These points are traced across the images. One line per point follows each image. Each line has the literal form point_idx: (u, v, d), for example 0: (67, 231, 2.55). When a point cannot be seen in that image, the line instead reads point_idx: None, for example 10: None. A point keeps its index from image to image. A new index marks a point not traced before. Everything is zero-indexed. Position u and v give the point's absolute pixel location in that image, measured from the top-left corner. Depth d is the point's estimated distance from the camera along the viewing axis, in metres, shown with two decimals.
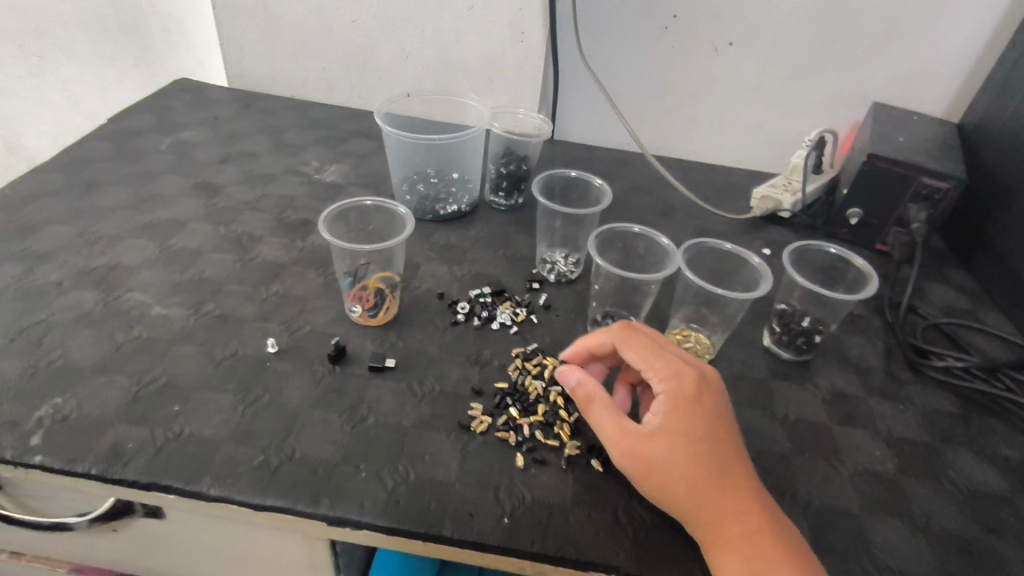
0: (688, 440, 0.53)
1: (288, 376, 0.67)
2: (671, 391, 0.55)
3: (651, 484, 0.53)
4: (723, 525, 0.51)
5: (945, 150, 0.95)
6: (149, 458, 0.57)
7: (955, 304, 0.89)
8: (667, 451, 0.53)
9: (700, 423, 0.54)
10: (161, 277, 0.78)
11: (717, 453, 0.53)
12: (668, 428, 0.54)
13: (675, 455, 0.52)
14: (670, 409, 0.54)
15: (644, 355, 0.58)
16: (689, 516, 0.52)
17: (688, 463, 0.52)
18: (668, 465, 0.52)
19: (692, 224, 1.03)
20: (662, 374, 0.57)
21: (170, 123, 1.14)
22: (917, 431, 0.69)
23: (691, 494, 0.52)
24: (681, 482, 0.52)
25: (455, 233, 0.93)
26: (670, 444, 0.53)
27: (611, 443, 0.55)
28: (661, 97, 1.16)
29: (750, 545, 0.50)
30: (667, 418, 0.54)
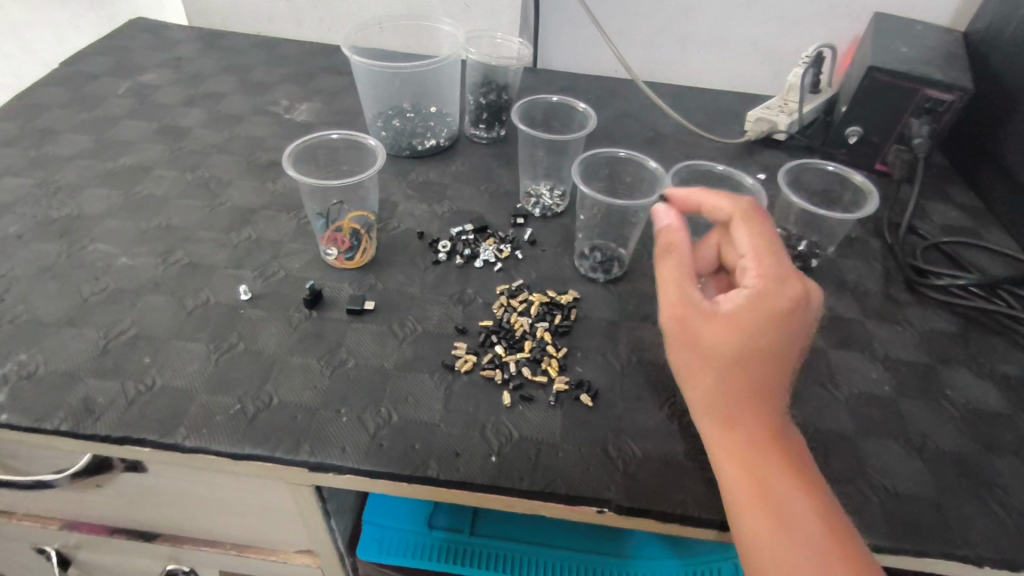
0: (744, 345, 0.48)
1: (264, 323, 0.64)
2: (762, 293, 0.48)
3: (687, 361, 0.51)
4: (738, 433, 0.49)
5: (950, 59, 0.89)
6: (121, 411, 0.55)
7: (956, 223, 0.86)
8: (722, 343, 0.48)
9: (771, 337, 0.48)
10: (126, 226, 0.74)
11: (774, 369, 0.48)
12: (733, 326, 0.48)
13: (722, 352, 0.48)
14: (747, 306, 0.48)
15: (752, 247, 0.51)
16: (709, 410, 0.50)
17: (731, 365, 0.48)
18: (712, 350, 0.49)
19: (684, 151, 0.98)
20: (762, 271, 0.50)
21: (128, 65, 1.07)
22: (915, 353, 0.67)
23: (719, 394, 0.49)
24: (713, 377, 0.49)
25: (435, 169, 0.88)
26: (729, 339, 0.48)
27: (667, 302, 0.52)
28: (649, 15, 1.09)
29: (760, 463, 0.48)
30: (737, 315, 0.48)
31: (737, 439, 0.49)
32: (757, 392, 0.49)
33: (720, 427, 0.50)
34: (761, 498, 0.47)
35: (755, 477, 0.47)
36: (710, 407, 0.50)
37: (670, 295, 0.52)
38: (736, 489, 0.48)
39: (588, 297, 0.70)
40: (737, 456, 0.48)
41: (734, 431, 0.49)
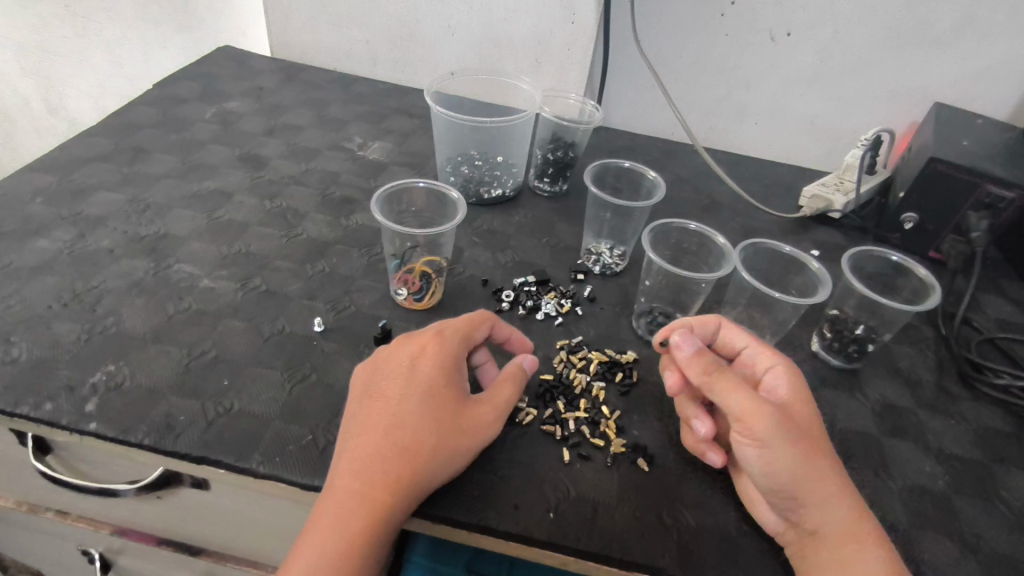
0: (815, 422, 0.54)
1: (335, 357, 0.67)
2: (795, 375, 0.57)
3: (790, 448, 0.50)
4: (847, 511, 0.51)
5: (1011, 156, 0.91)
6: (201, 432, 0.57)
7: (1010, 318, 0.87)
8: (807, 421, 0.53)
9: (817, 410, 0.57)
10: (209, 249, 0.78)
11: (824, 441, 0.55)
12: (804, 401, 0.55)
13: (811, 428, 0.53)
14: (797, 386, 0.56)
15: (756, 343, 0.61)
16: (813, 494, 0.50)
17: (819, 438, 0.52)
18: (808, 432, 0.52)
19: (740, 221, 1.01)
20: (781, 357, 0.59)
21: (215, 91, 1.14)
22: (969, 449, 0.67)
23: (823, 473, 0.51)
24: (811, 454, 0.51)
25: (499, 218, 0.92)
26: (810, 418, 0.54)
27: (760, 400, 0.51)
28: (713, 84, 1.13)
29: (871, 535, 0.50)
30: (797, 392, 0.56)
31: (841, 517, 0.50)
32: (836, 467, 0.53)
33: (823, 508, 0.50)
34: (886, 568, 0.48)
35: (879, 555, 0.49)
36: (813, 493, 0.50)
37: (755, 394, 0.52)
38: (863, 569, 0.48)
39: (645, 360, 0.72)
40: (845, 534, 0.50)
41: (836, 510, 0.50)
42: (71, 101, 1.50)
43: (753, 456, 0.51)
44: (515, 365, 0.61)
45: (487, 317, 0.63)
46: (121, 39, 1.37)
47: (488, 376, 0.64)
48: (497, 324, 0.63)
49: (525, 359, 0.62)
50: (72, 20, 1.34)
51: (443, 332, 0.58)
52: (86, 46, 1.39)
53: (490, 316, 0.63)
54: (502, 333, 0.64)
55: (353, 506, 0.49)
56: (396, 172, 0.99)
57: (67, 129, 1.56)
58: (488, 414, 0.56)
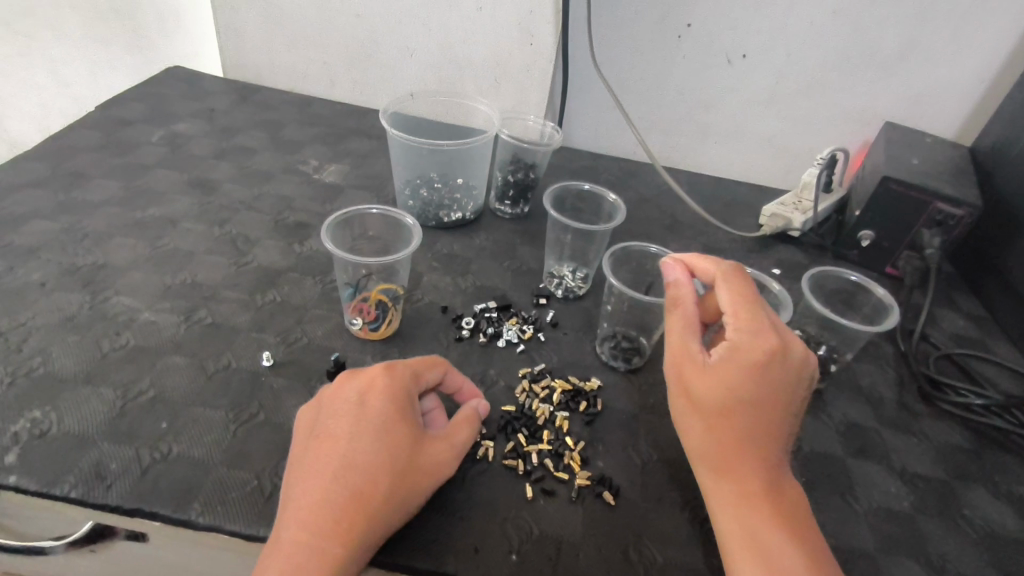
0: (734, 398, 0.49)
1: (285, 393, 0.63)
2: (744, 343, 0.50)
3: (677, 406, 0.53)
4: (731, 475, 0.49)
5: (959, 174, 0.93)
6: (135, 481, 0.53)
7: (965, 332, 0.88)
8: (709, 392, 0.50)
9: (762, 381, 0.49)
10: (151, 280, 0.74)
11: (764, 405, 0.49)
12: (718, 371, 0.50)
13: (714, 390, 0.50)
14: (735, 355, 0.50)
15: (735, 290, 0.53)
16: (701, 456, 0.51)
17: (723, 411, 0.49)
18: (699, 391, 0.51)
19: (701, 240, 1.01)
20: (748, 322, 0.51)
21: (163, 113, 1.09)
22: (932, 467, 0.67)
23: (710, 440, 0.50)
24: (704, 423, 0.50)
25: (460, 242, 0.90)
26: (726, 377, 0.49)
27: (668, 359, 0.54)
28: (672, 104, 1.14)
29: (753, 508, 0.48)
30: (722, 357, 0.50)
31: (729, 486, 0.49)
32: (744, 436, 0.49)
33: (714, 473, 0.50)
34: (748, 544, 0.47)
35: (744, 527, 0.48)
36: (699, 452, 0.51)
37: (672, 345, 0.54)
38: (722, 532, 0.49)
39: (609, 386, 0.70)
40: (732, 501, 0.49)
41: (719, 475, 0.50)
42: (12, 122, 1.43)
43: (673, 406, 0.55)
44: (469, 409, 0.58)
45: (439, 359, 0.60)
46: (64, 58, 1.32)
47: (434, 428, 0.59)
48: (450, 368, 0.61)
49: (475, 399, 0.60)
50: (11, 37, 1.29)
51: (393, 367, 0.55)
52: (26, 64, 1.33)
53: (443, 360, 0.60)
54: (454, 378, 0.61)
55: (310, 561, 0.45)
56: (352, 195, 0.96)
57: (9, 150, 1.50)
58: (445, 451, 0.53)
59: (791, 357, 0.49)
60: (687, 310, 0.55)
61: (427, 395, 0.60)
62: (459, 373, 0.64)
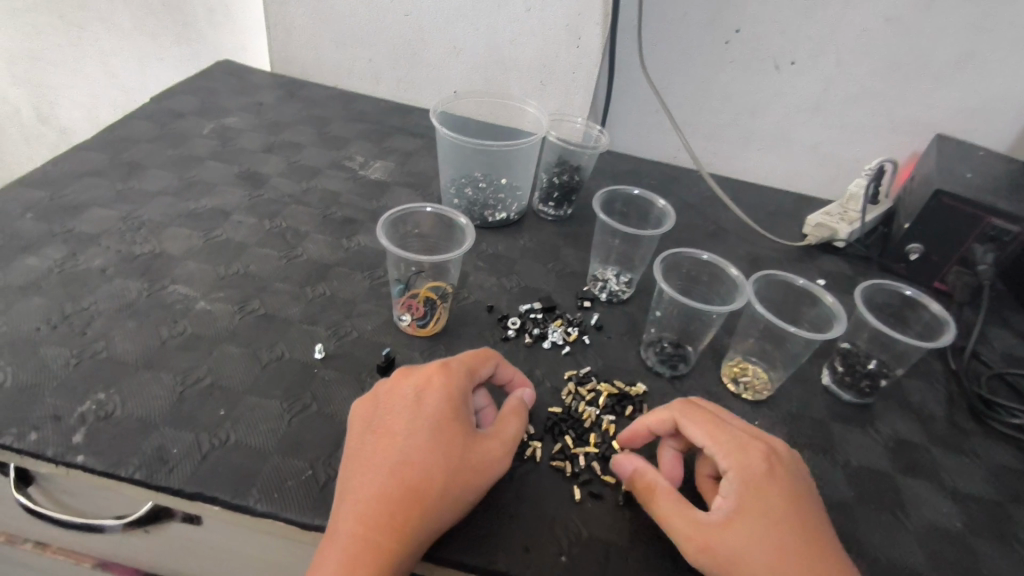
0: (770, 523, 0.49)
1: (336, 386, 0.64)
2: (743, 470, 0.51)
3: None
4: None
5: (1015, 189, 0.91)
6: (195, 465, 0.55)
7: (1016, 352, 0.86)
8: (746, 541, 0.48)
9: (778, 503, 0.50)
10: (206, 269, 0.76)
11: (798, 531, 0.49)
12: (748, 518, 0.49)
13: (753, 539, 0.48)
14: (742, 485, 0.50)
15: (707, 428, 0.54)
16: None
17: (777, 550, 0.48)
18: (742, 554, 0.48)
19: (745, 248, 1.00)
20: (732, 452, 0.53)
21: (214, 106, 1.12)
22: (985, 488, 0.66)
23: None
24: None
25: (504, 241, 0.91)
26: (752, 524, 0.49)
27: (682, 537, 0.50)
28: (717, 110, 1.13)
29: None
30: (741, 502, 0.50)
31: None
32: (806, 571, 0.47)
33: None
34: None
35: None
36: None
37: (681, 522, 0.51)
38: None
39: (655, 392, 0.70)
40: None
41: None
42: (64, 111, 1.48)
43: None
44: (517, 401, 0.59)
45: (492, 354, 0.61)
46: (117, 49, 1.36)
47: (485, 420, 0.61)
48: (501, 363, 0.61)
49: (523, 392, 0.61)
50: (68, 29, 1.33)
51: (449, 363, 0.56)
52: (81, 56, 1.37)
53: (496, 354, 0.60)
54: (505, 373, 0.62)
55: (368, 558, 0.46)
56: (398, 192, 0.97)
57: (59, 137, 1.55)
58: (498, 447, 0.54)
59: (786, 468, 0.52)
60: (666, 485, 0.53)
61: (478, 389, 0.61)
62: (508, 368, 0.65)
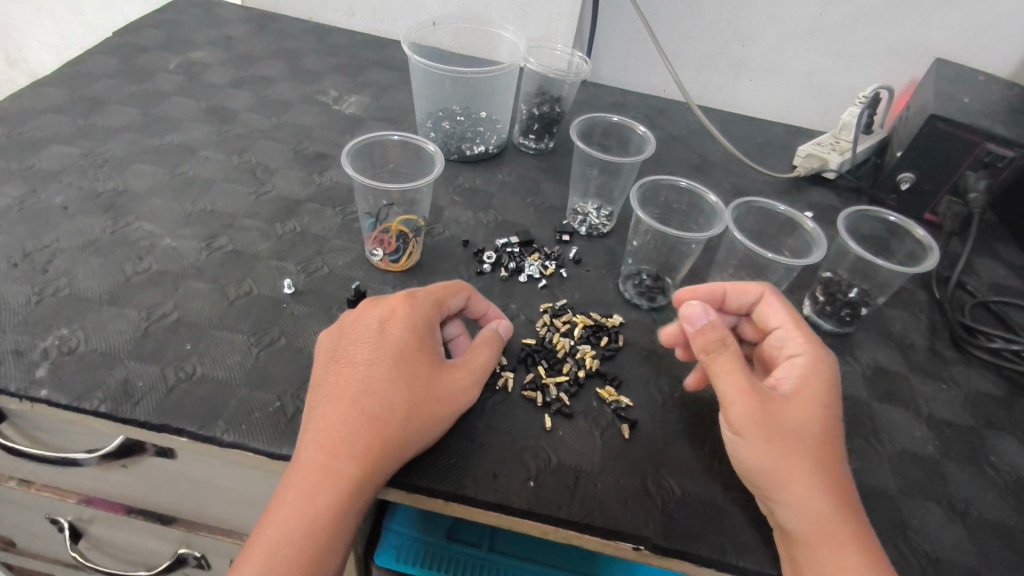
0: (825, 412, 0.51)
1: (306, 320, 0.63)
2: (816, 363, 0.53)
3: (761, 443, 0.49)
4: (828, 502, 0.47)
5: (1013, 113, 0.88)
6: (160, 398, 0.54)
7: (1004, 282, 0.85)
8: (802, 419, 0.49)
9: (836, 405, 0.52)
10: (172, 206, 0.74)
11: (839, 431, 0.51)
12: (807, 399, 0.51)
13: (809, 416, 0.50)
14: (812, 372, 0.52)
15: (793, 321, 0.57)
16: (791, 489, 0.48)
17: (825, 433, 0.50)
18: (796, 423, 0.49)
19: (731, 180, 0.97)
20: (809, 344, 0.55)
21: (180, 40, 1.07)
22: (960, 414, 0.66)
23: (807, 472, 0.48)
24: (795, 454, 0.48)
25: (482, 176, 0.88)
26: (813, 405, 0.50)
27: (742, 388, 0.49)
28: (707, 37, 1.08)
29: (851, 528, 0.47)
30: (803, 385, 0.52)
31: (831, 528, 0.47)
32: (832, 458, 0.49)
33: (816, 500, 0.47)
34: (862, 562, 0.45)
35: (853, 545, 0.46)
36: (790, 486, 0.47)
37: (744, 379, 0.50)
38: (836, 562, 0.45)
39: (631, 324, 0.69)
40: (834, 530, 0.47)
41: (819, 506, 0.47)
42: (30, 52, 1.42)
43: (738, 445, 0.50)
44: (492, 332, 0.58)
45: (465, 286, 0.59)
46: None
47: (459, 350, 0.60)
48: (474, 295, 0.60)
49: (499, 321, 0.59)
50: None
51: (415, 294, 0.54)
52: None
53: (468, 286, 0.59)
54: (478, 305, 0.60)
55: (332, 484, 0.46)
56: (372, 127, 0.94)
57: (28, 78, 1.50)
58: (465, 377, 0.53)
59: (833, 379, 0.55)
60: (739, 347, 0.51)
61: (452, 321, 0.60)
62: (484, 301, 0.63)
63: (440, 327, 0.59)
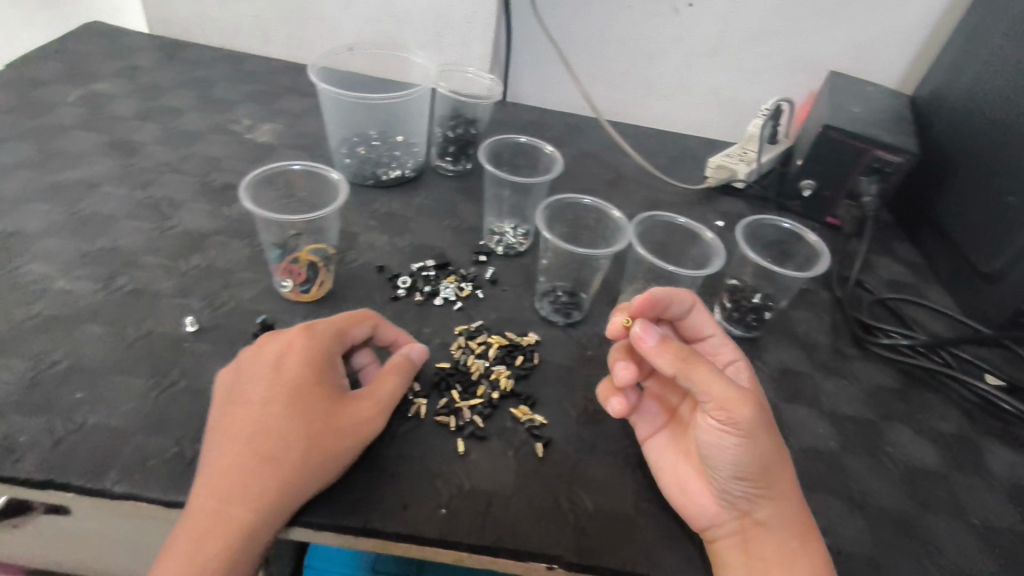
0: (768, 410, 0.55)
1: (209, 359, 0.61)
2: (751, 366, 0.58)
3: (765, 444, 0.49)
4: (792, 493, 0.51)
5: (897, 121, 0.94)
6: (45, 452, 0.51)
7: (899, 279, 0.90)
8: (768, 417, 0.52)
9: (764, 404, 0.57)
10: (67, 246, 0.71)
11: None
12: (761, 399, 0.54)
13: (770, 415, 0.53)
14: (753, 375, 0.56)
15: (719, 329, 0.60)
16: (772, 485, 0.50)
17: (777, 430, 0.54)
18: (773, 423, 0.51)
19: (647, 194, 1.00)
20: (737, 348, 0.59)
21: (81, 72, 1.03)
22: (860, 409, 0.69)
23: (782, 461, 0.51)
24: (778, 448, 0.50)
25: (399, 200, 0.88)
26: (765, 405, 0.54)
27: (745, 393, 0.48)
28: (619, 56, 1.11)
29: (804, 513, 0.52)
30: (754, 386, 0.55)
31: (791, 513, 0.50)
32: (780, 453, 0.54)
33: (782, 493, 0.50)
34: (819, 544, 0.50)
35: (809, 529, 0.51)
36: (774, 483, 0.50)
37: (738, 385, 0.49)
38: (803, 548, 0.50)
39: (547, 341, 0.70)
40: (797, 518, 0.51)
41: (786, 499, 0.51)
42: None
43: (732, 447, 0.49)
44: (400, 359, 0.57)
45: (369, 315, 0.58)
46: None
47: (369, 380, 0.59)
48: (380, 323, 0.59)
49: (409, 346, 0.59)
50: None
51: (314, 327, 0.53)
52: None
53: (373, 315, 0.58)
54: (386, 333, 0.60)
55: (225, 531, 0.44)
56: (286, 155, 0.92)
57: None
58: (368, 409, 0.52)
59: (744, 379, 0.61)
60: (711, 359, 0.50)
61: (359, 351, 0.59)
62: (395, 328, 0.62)
63: (347, 357, 0.59)
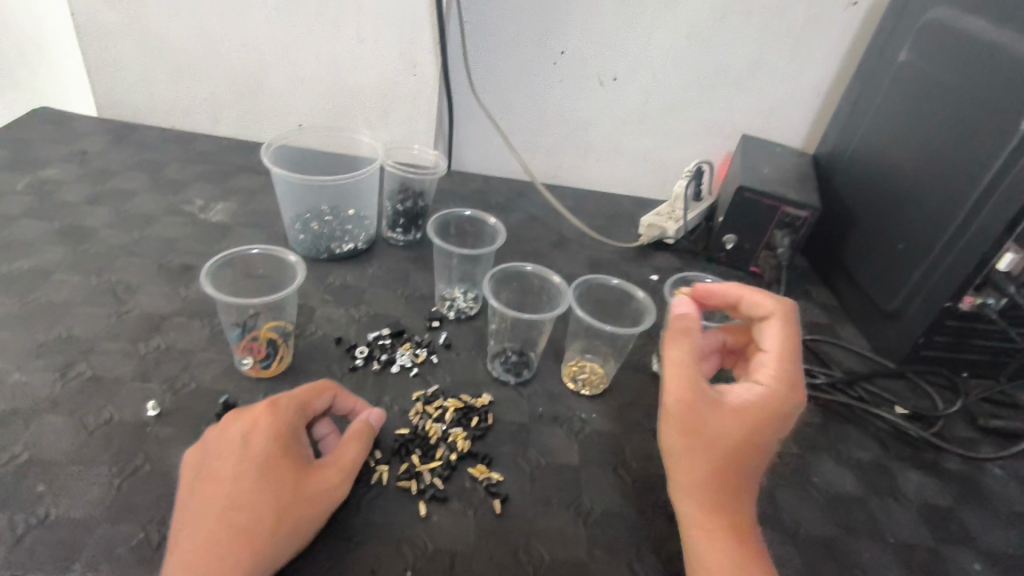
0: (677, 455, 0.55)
1: (173, 442, 0.63)
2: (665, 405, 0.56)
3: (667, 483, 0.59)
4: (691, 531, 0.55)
5: (802, 179, 1.06)
6: (8, 550, 0.52)
7: (817, 320, 1.00)
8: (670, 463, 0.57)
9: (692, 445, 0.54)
10: (21, 337, 0.71)
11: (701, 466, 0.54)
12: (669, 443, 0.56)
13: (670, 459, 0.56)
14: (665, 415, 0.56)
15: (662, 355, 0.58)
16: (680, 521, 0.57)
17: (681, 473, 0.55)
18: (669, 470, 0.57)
19: (587, 253, 1.08)
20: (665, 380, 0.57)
21: (29, 159, 1.04)
22: (788, 444, 0.76)
23: (696, 480, 0.54)
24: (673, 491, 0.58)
25: (353, 272, 0.92)
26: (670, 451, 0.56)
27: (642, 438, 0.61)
28: (554, 125, 1.21)
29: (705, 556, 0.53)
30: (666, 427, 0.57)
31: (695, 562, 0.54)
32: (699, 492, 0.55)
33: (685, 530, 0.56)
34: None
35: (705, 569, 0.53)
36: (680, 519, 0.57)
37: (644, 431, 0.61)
38: None
39: (501, 401, 0.75)
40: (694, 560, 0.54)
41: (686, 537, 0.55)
42: None
43: None
44: (360, 425, 0.60)
45: (328, 386, 0.62)
46: None
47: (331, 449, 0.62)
48: (339, 393, 0.63)
49: (368, 412, 0.62)
50: None
51: (276, 402, 0.56)
52: None
53: (332, 385, 0.62)
54: (345, 401, 0.63)
55: None
56: (240, 234, 0.96)
57: None
58: (333, 476, 0.55)
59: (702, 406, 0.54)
60: None
61: (320, 421, 0.62)
62: (353, 396, 0.66)
63: (309, 428, 0.62)
